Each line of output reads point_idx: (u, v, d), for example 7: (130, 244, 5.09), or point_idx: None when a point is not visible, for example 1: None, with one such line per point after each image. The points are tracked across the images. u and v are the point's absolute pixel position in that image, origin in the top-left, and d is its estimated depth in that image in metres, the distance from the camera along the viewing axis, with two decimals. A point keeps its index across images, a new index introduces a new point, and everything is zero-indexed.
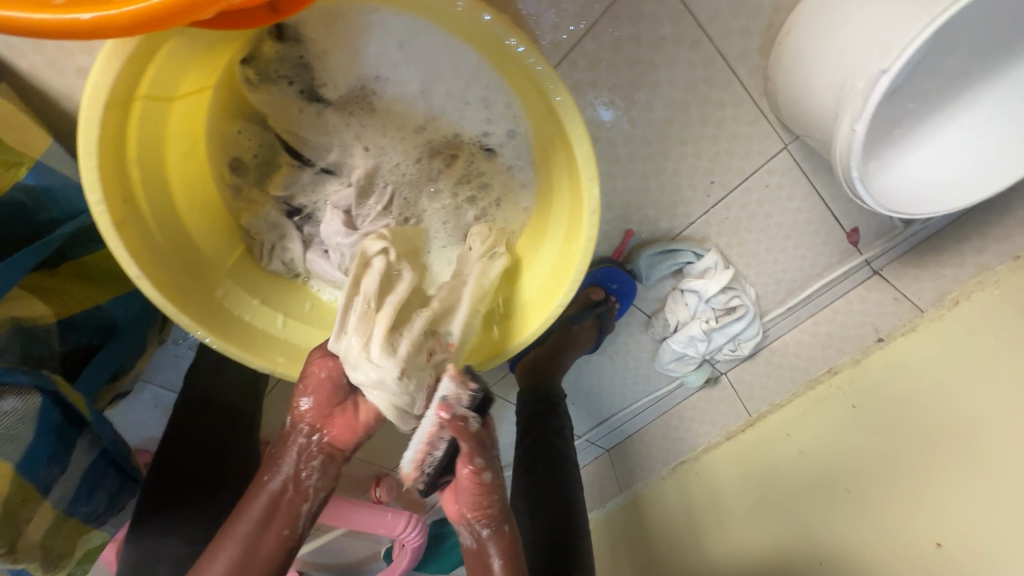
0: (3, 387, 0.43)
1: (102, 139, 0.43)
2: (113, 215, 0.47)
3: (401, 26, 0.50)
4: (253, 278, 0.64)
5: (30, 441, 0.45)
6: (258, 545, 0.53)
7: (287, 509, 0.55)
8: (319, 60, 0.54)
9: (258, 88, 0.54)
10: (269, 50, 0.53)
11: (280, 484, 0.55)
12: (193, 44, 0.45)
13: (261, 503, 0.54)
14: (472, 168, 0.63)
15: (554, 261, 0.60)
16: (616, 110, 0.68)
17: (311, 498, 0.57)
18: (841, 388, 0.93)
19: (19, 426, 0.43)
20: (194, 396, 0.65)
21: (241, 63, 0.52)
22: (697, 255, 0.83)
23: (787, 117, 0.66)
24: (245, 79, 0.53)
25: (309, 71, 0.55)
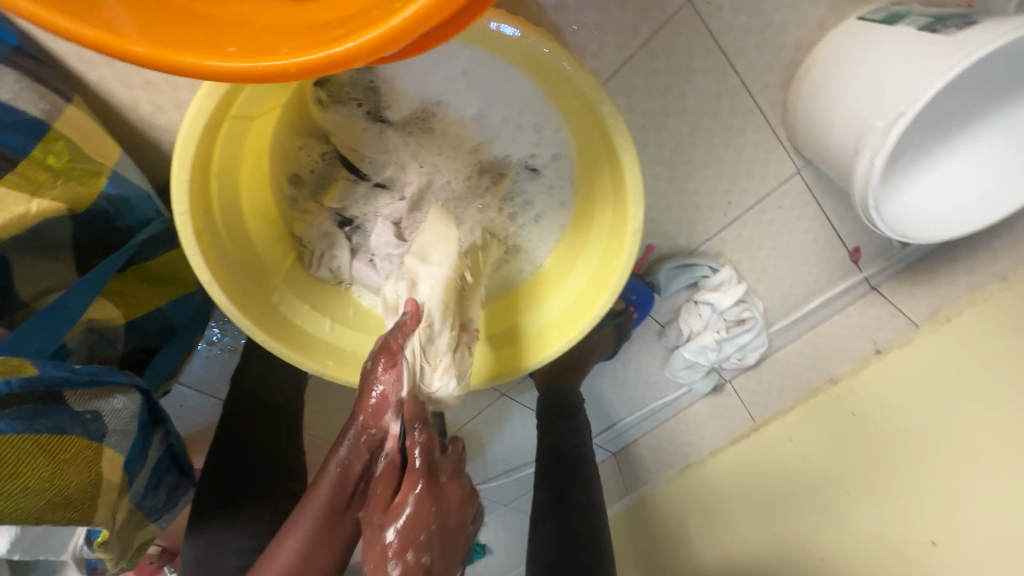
0: (110, 385, 0.49)
1: (195, 156, 0.47)
2: (195, 225, 0.50)
3: (467, 56, 0.55)
4: (302, 284, 0.67)
5: (133, 435, 0.52)
6: (334, 529, 0.56)
7: (360, 494, 0.58)
8: (387, 83, 0.59)
9: (330, 109, 0.60)
10: (341, 74, 0.58)
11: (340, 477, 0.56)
12: None
13: (326, 493, 0.56)
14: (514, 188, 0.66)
15: (589, 277, 0.64)
16: (646, 134, 0.73)
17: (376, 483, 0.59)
18: (841, 397, 0.98)
19: (129, 419, 0.51)
20: (249, 395, 0.70)
21: (313, 84, 0.58)
22: (713, 269, 0.89)
23: (805, 147, 0.71)
24: (317, 100, 0.59)
25: (377, 94, 0.60)
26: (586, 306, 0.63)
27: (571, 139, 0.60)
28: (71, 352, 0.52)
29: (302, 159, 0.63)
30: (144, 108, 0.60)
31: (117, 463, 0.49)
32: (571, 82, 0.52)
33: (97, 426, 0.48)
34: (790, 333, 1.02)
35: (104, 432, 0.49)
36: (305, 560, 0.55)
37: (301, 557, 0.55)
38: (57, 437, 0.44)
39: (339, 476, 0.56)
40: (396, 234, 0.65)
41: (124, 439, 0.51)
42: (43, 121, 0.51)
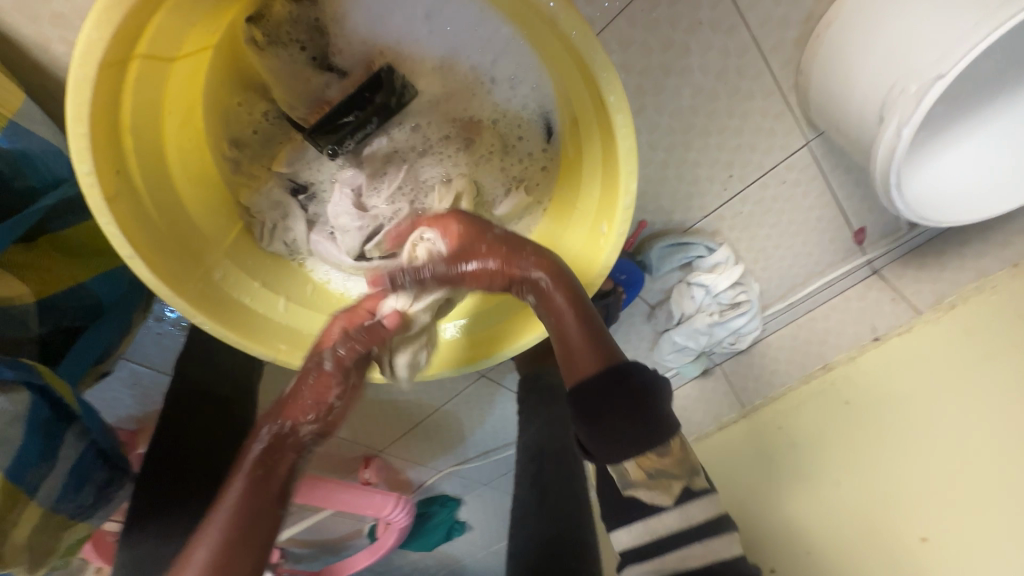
0: None
1: (94, 103, 0.38)
2: (104, 188, 0.42)
3: None
4: (251, 258, 0.59)
5: (20, 441, 0.44)
6: (258, 525, 0.49)
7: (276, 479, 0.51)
8: (336, 22, 0.51)
9: (267, 52, 0.49)
10: (280, 10, 0.48)
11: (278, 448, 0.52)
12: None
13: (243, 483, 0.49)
14: (499, 149, 0.59)
15: (575, 256, 0.58)
16: (643, 97, 0.65)
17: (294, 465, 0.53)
18: (836, 383, 0.94)
19: (9, 425, 0.43)
20: (199, 382, 0.65)
21: (247, 22, 0.48)
22: (708, 249, 0.82)
23: (820, 117, 0.64)
24: (252, 40, 0.49)
25: (322, 34, 0.51)
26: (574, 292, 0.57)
27: (559, 95, 0.53)
28: None
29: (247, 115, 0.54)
30: (56, 46, 0.51)
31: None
32: (553, 24, 0.43)
33: None
34: (786, 316, 0.97)
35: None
36: (224, 565, 0.46)
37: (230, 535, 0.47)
38: None
39: (265, 454, 0.51)
40: (356, 204, 0.58)
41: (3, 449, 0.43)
42: None
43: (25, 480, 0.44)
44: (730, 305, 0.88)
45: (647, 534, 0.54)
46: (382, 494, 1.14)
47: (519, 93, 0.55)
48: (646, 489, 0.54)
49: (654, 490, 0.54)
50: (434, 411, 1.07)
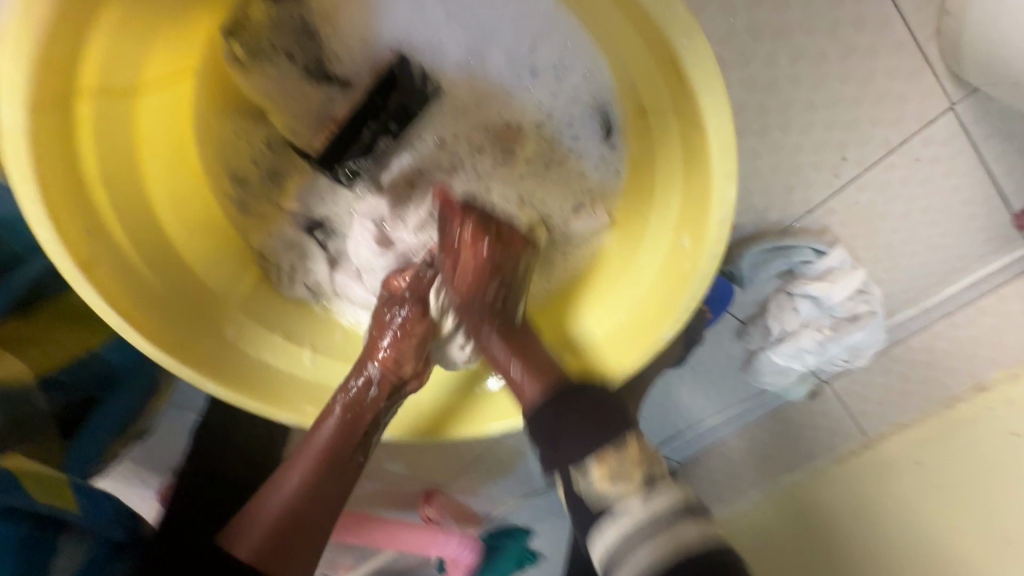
0: None
1: (42, 147, 0.33)
2: (75, 253, 0.35)
3: None
4: (271, 311, 0.50)
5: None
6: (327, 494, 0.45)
7: (358, 430, 0.46)
8: (326, 20, 0.45)
9: (252, 69, 0.45)
10: (258, 14, 0.44)
11: (350, 417, 0.46)
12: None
13: (325, 438, 0.45)
14: (543, 156, 0.49)
15: (648, 289, 0.45)
16: (726, 71, 0.51)
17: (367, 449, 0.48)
18: (994, 410, 0.74)
19: None
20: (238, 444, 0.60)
21: (226, 37, 0.44)
22: (817, 253, 0.66)
23: (981, 69, 0.48)
24: (233, 58, 0.45)
25: (314, 40, 0.46)
26: (641, 339, 0.45)
27: (617, 70, 0.41)
28: None
29: (248, 151, 0.49)
30: None
31: None
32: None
33: None
34: (918, 325, 0.77)
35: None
36: (316, 491, 0.45)
37: (304, 496, 0.44)
38: None
39: (348, 403, 0.46)
40: (379, 240, 0.50)
41: None
42: None
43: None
44: (846, 318, 0.71)
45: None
46: (447, 532, 1.05)
47: (551, 82, 0.45)
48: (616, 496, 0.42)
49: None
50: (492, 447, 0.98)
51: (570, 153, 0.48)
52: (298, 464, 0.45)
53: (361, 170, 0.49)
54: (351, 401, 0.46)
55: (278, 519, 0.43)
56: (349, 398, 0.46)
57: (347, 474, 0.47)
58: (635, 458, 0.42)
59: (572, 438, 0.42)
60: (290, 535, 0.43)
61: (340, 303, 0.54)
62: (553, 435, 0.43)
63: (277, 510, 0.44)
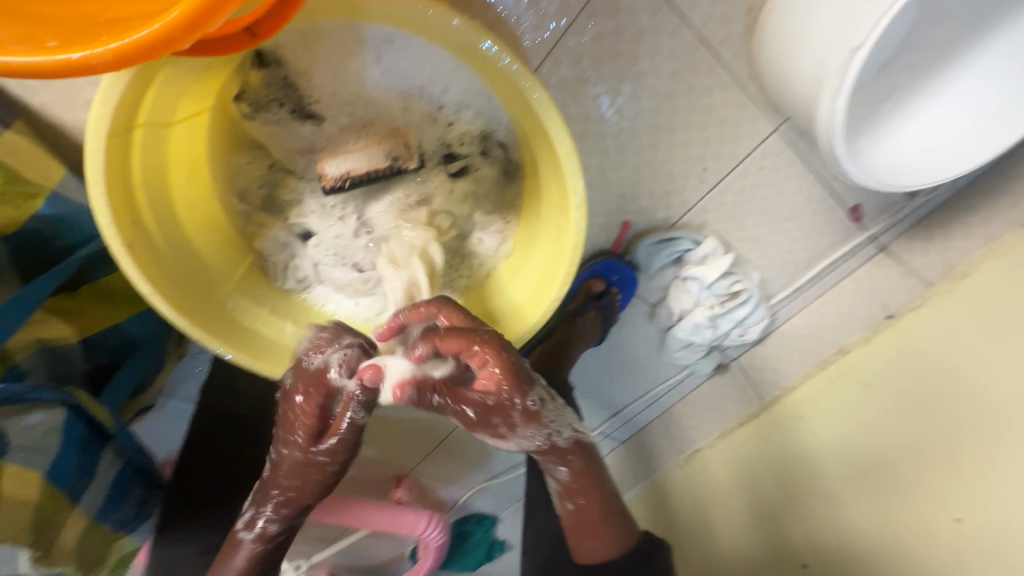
0: (28, 403, 0.45)
1: (109, 164, 0.46)
2: (124, 237, 0.49)
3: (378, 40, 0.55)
4: (260, 290, 0.66)
5: (59, 451, 0.46)
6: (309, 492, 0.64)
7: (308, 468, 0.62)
8: (302, 77, 0.58)
9: (256, 118, 0.60)
10: (254, 80, 0.58)
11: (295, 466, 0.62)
12: (187, 71, 0.47)
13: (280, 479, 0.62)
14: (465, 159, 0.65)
15: (543, 265, 0.61)
16: (604, 104, 0.69)
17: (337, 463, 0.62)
18: (853, 367, 0.91)
19: (45, 440, 0.45)
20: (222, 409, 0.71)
21: (234, 99, 0.59)
22: (695, 242, 0.83)
23: (779, 101, 0.66)
24: (241, 112, 0.60)
25: (294, 89, 0.59)
26: (538, 302, 0.60)
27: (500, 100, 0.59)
28: (24, 373, 0.51)
29: (253, 182, 0.65)
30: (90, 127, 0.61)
31: (34, 483, 0.44)
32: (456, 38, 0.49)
33: None
34: (794, 303, 0.95)
35: (7, 449, 0.43)
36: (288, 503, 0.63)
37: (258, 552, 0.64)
38: None
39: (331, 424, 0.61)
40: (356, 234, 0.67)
41: (41, 458, 0.45)
42: None
43: (69, 486, 0.48)
44: (728, 295, 0.88)
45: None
46: (416, 512, 1.17)
47: (456, 117, 0.62)
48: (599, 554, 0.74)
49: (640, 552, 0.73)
50: (454, 429, 1.13)
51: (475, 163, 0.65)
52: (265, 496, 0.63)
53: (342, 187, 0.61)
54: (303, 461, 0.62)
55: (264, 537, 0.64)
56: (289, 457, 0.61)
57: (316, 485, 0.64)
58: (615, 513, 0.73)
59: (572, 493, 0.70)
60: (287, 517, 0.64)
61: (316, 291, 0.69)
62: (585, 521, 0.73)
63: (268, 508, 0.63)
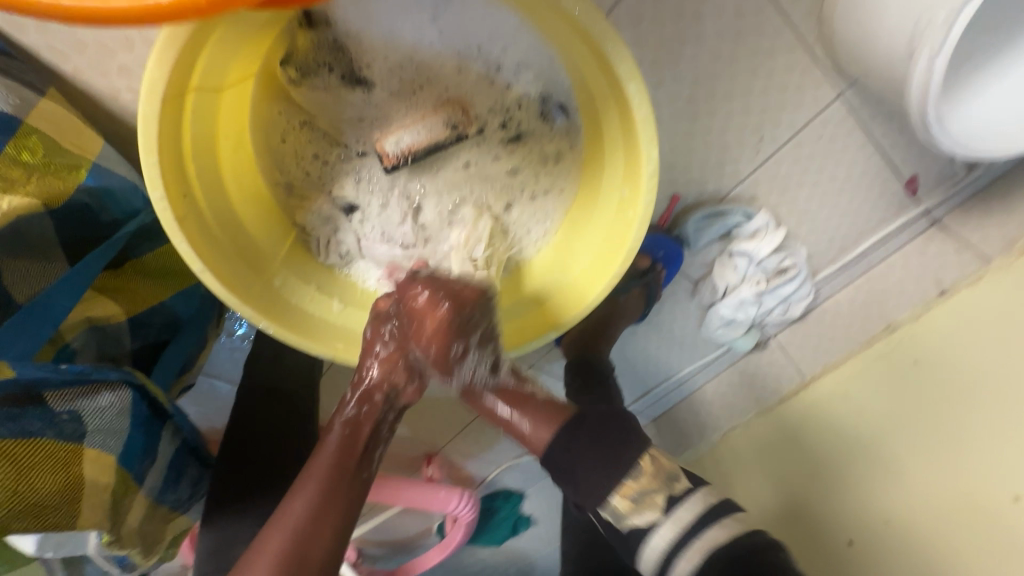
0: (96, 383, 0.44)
1: (160, 134, 0.43)
2: (175, 211, 0.47)
3: None
4: (306, 267, 0.63)
5: (126, 433, 0.46)
6: (343, 488, 0.57)
7: (354, 454, 0.58)
8: (352, 39, 0.56)
9: (302, 85, 0.57)
10: (304, 42, 0.55)
11: (349, 433, 0.59)
12: (241, 30, 0.44)
13: (326, 460, 0.57)
14: (518, 124, 0.62)
15: (602, 238, 0.58)
16: (661, 69, 0.65)
17: (382, 442, 0.61)
18: (901, 344, 0.90)
19: (116, 419, 0.44)
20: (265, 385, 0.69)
21: (281, 64, 0.55)
22: (747, 216, 0.81)
23: (849, 65, 0.62)
24: (289, 79, 0.56)
25: (345, 53, 0.57)
26: (598, 279, 0.58)
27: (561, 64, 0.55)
28: (76, 352, 0.51)
29: (296, 154, 0.62)
30: (125, 95, 0.58)
31: (104, 466, 0.44)
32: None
33: (75, 427, 0.42)
34: (842, 279, 0.92)
35: (84, 433, 0.43)
36: (316, 514, 0.54)
37: (310, 518, 0.54)
38: (21, 443, 0.39)
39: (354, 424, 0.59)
40: (406, 212, 0.64)
41: (113, 438, 0.45)
42: (13, 115, 0.48)
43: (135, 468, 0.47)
44: (776, 271, 0.86)
45: (670, 534, 0.58)
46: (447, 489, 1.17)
47: (515, 78, 0.59)
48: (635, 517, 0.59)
49: (642, 513, 0.59)
50: None
51: (531, 131, 0.62)
52: (300, 493, 0.55)
53: (402, 163, 0.60)
54: (341, 451, 0.58)
55: (290, 542, 0.52)
56: (351, 422, 0.59)
57: (356, 483, 0.58)
58: (649, 486, 0.59)
59: (588, 471, 0.60)
60: (306, 539, 0.53)
61: (359, 269, 0.66)
62: (571, 465, 0.61)
63: (297, 514, 0.54)
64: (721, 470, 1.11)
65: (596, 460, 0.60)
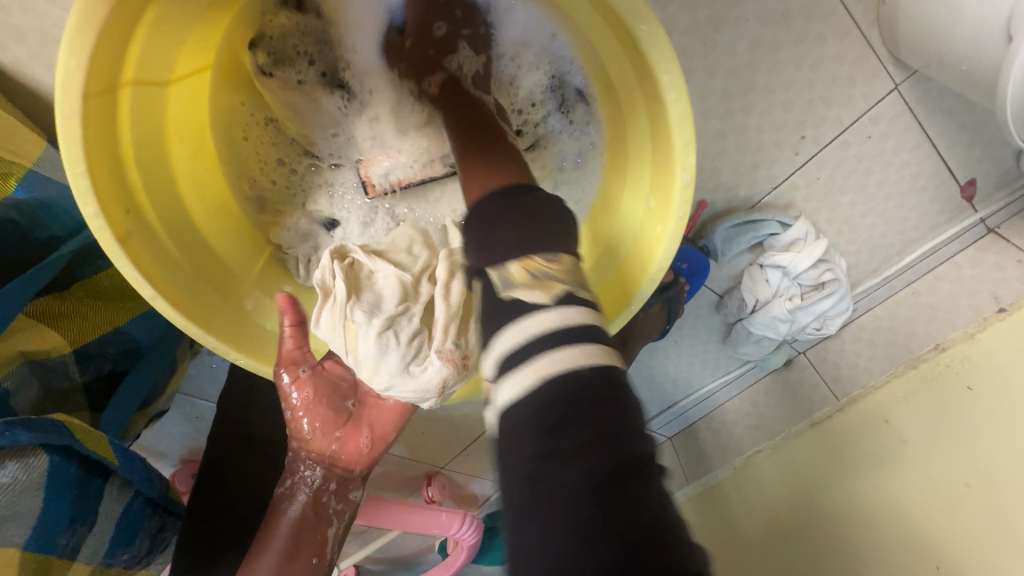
0: (3, 452, 0.36)
1: (87, 137, 0.35)
2: (115, 229, 0.39)
3: None
4: (283, 287, 0.55)
5: (42, 509, 0.38)
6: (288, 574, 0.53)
7: (309, 535, 0.55)
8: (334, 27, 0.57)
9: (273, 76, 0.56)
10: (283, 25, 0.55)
11: (305, 509, 0.55)
12: (182, 7, 0.36)
13: (281, 534, 0.54)
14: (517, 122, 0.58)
15: (621, 257, 0.50)
16: (692, 58, 0.57)
17: (334, 519, 0.56)
18: (954, 367, 0.79)
19: (21, 497, 0.37)
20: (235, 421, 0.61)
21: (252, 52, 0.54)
22: (783, 225, 0.71)
23: (914, 52, 0.53)
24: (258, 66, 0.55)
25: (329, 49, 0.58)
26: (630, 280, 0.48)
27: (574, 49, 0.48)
28: (8, 394, 0.44)
29: (263, 161, 0.57)
30: None
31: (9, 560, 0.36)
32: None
33: None
34: (880, 291, 0.86)
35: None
36: None
37: None
38: None
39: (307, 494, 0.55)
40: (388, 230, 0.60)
41: (25, 521, 0.37)
42: None
43: (59, 546, 0.40)
44: (813, 286, 0.77)
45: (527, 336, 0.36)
46: (448, 512, 1.10)
47: (523, 71, 0.56)
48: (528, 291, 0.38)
49: (577, 286, 0.40)
50: (490, 426, 1.04)
51: (546, 133, 0.58)
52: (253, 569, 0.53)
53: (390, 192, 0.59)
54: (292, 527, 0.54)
55: None
56: (305, 494, 0.55)
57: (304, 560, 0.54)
58: (566, 268, 0.39)
59: (505, 227, 0.40)
60: None
61: None
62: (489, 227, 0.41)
63: None
64: (747, 496, 1.03)
65: (518, 220, 0.40)
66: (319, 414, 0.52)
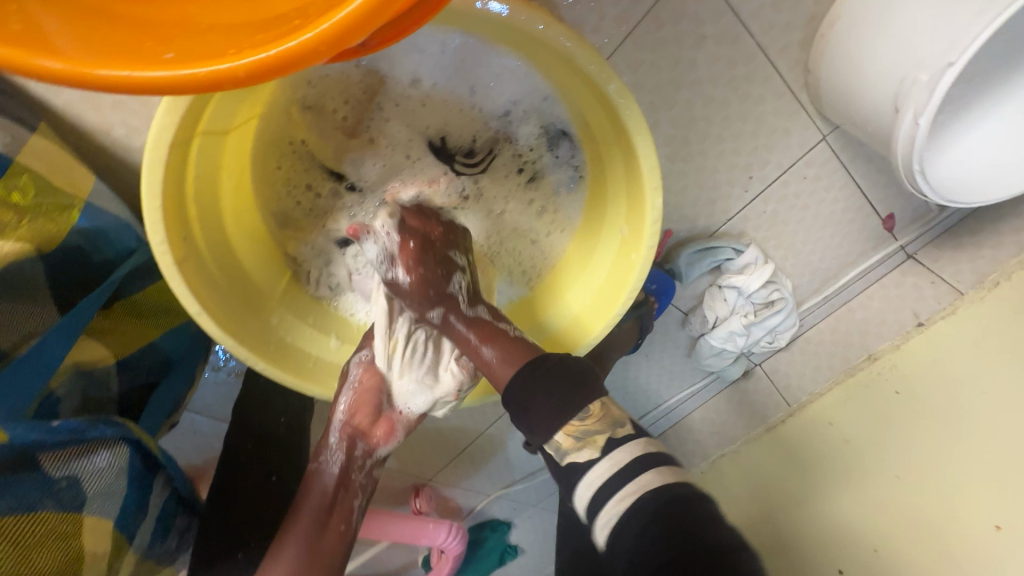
0: (92, 443, 0.43)
1: (164, 181, 0.42)
2: (176, 254, 0.45)
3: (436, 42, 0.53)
4: (302, 303, 0.62)
5: (122, 495, 0.45)
6: (321, 541, 0.56)
7: (341, 505, 0.60)
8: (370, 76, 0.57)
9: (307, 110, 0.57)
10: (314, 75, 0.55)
11: (335, 482, 0.60)
12: None
13: (311, 509, 0.58)
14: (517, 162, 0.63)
15: (602, 280, 0.59)
16: (657, 113, 0.67)
17: (359, 492, 0.62)
18: (882, 374, 0.93)
19: (113, 480, 0.44)
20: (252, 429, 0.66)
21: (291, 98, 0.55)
22: (737, 251, 0.83)
23: (834, 113, 0.65)
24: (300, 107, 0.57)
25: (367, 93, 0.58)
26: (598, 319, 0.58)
27: (568, 109, 0.55)
28: (58, 401, 0.48)
29: (289, 185, 0.61)
30: (119, 130, 0.57)
31: (103, 534, 0.42)
32: (545, 42, 0.45)
33: (74, 496, 0.41)
34: (823, 309, 0.96)
35: (83, 501, 0.41)
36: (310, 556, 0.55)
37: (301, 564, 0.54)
38: (23, 517, 0.37)
39: (334, 469, 0.60)
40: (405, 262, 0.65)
41: (111, 504, 0.44)
42: (6, 155, 0.47)
43: (129, 530, 0.45)
44: (764, 304, 0.89)
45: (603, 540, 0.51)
46: (436, 522, 1.15)
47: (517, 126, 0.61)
48: (576, 450, 0.53)
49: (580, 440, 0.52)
50: (476, 437, 1.11)
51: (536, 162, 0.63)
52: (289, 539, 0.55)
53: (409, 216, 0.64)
54: (324, 499, 0.58)
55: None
56: (336, 468, 0.61)
57: (337, 523, 0.59)
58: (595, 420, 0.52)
59: (541, 405, 0.52)
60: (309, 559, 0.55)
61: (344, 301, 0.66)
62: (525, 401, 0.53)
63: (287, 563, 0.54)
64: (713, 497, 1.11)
65: (548, 393, 0.52)
66: (368, 400, 0.62)
